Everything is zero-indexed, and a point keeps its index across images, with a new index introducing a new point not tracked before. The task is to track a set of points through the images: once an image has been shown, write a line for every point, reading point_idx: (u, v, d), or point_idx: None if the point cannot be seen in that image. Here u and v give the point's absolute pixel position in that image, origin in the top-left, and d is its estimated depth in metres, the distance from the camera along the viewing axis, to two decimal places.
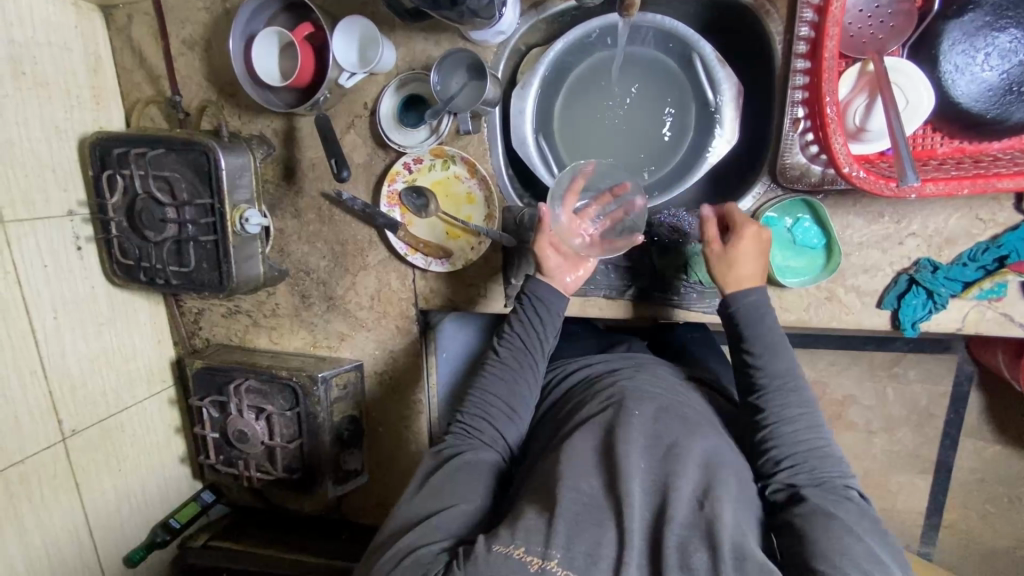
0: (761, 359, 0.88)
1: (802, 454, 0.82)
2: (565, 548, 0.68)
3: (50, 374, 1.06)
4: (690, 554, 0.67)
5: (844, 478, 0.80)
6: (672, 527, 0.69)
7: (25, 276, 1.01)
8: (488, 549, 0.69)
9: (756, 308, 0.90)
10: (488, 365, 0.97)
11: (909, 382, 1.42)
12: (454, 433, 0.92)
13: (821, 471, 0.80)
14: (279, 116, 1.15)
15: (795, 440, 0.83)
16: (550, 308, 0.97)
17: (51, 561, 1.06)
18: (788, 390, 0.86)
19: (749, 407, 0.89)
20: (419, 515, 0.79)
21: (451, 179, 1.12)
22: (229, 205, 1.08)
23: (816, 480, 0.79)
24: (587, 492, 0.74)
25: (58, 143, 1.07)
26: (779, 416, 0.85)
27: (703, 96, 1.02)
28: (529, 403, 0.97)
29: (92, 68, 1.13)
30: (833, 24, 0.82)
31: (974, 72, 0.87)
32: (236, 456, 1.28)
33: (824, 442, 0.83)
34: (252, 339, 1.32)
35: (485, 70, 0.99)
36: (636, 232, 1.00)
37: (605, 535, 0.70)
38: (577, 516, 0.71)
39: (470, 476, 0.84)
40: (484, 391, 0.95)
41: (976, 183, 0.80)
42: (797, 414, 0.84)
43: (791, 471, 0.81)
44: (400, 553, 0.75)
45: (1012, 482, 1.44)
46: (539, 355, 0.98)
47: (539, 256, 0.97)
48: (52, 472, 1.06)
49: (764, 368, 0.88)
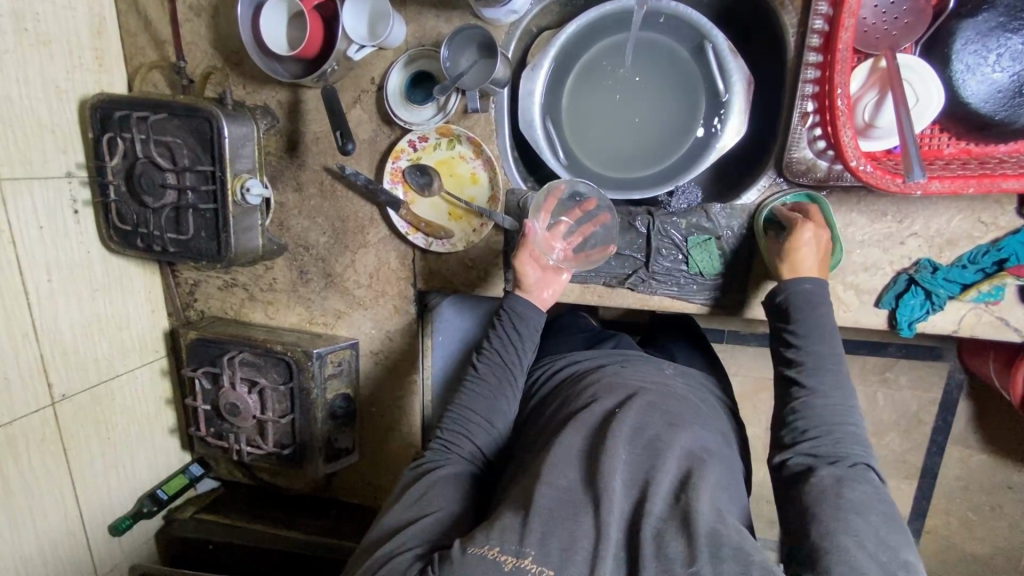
0: (805, 332, 0.84)
1: (828, 425, 0.79)
2: (539, 546, 0.68)
3: (42, 336, 1.04)
4: (666, 544, 0.68)
5: (865, 453, 0.78)
6: (647, 520, 0.70)
7: (20, 237, 1.00)
8: (463, 551, 0.68)
9: (806, 300, 0.85)
10: (467, 381, 0.96)
11: (900, 388, 1.42)
12: (431, 448, 0.92)
13: (844, 447, 0.78)
14: (284, 88, 1.14)
15: (825, 413, 0.80)
16: (528, 322, 0.96)
17: (37, 526, 1.06)
18: (826, 371, 0.82)
19: (783, 378, 0.85)
20: (398, 525, 0.81)
21: (455, 159, 1.11)
22: (230, 173, 1.07)
23: (836, 455, 0.77)
24: (564, 488, 0.74)
25: (58, 103, 1.05)
26: (813, 387, 0.81)
27: (713, 84, 1.01)
28: (508, 417, 0.95)
29: (96, 29, 1.11)
30: (848, 16, 0.82)
31: (983, 73, 0.87)
32: (226, 429, 1.27)
33: (854, 415, 0.80)
34: (249, 314, 1.31)
35: (497, 49, 0.99)
36: (609, 245, 1.04)
37: (582, 529, 0.70)
38: (552, 512, 0.71)
39: (444, 489, 0.84)
40: (461, 408, 0.94)
41: (982, 182, 0.80)
42: (830, 392, 0.81)
43: (813, 444, 0.79)
44: (377, 562, 0.76)
45: (995, 491, 1.45)
46: (518, 369, 0.96)
47: (519, 269, 0.97)
48: (41, 436, 1.05)
49: (805, 346, 0.83)
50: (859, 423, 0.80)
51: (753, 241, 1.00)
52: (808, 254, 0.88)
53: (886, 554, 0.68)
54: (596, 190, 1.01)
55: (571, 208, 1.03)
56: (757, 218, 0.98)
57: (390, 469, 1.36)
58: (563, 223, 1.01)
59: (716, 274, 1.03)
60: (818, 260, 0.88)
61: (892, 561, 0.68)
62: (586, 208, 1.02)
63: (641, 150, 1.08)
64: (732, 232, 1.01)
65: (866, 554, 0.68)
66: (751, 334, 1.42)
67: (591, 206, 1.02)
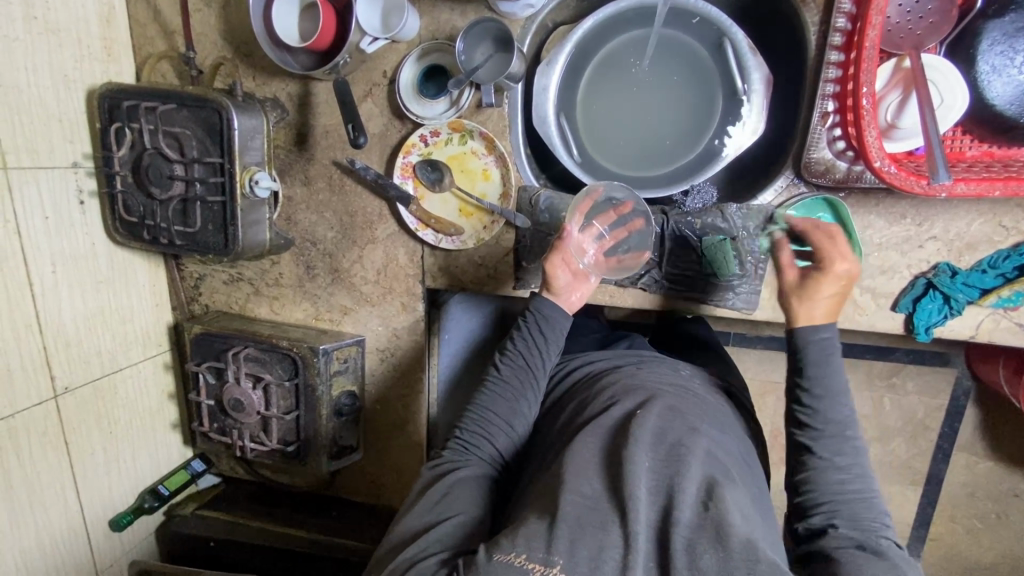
0: (816, 399, 0.84)
1: (843, 495, 0.79)
2: (567, 554, 0.67)
3: (45, 329, 1.03)
4: (699, 556, 0.66)
5: (886, 529, 0.76)
6: (678, 530, 0.68)
7: (24, 227, 0.98)
8: (489, 558, 0.68)
9: (820, 347, 0.86)
10: (488, 382, 0.94)
11: (906, 393, 1.41)
12: (450, 449, 0.91)
13: (861, 517, 0.77)
14: (295, 80, 1.12)
15: (840, 485, 0.79)
16: (554, 326, 0.96)
17: (37, 521, 1.04)
18: (837, 437, 0.82)
19: (795, 444, 0.85)
20: (418, 529, 0.79)
21: (467, 155, 1.10)
22: (239, 166, 1.05)
23: (854, 525, 0.76)
24: (589, 496, 0.72)
25: (66, 92, 1.04)
26: (825, 456, 0.81)
27: (731, 83, 1.00)
28: (529, 418, 0.94)
29: (104, 18, 1.10)
30: (875, 13, 0.80)
31: (1009, 74, 0.86)
32: (230, 425, 1.25)
33: (872, 488, 0.79)
34: (253, 309, 1.29)
35: (514, 43, 0.97)
36: (643, 252, 1.02)
37: (609, 539, 0.68)
38: (579, 519, 0.70)
39: (464, 492, 0.83)
40: (480, 409, 0.92)
41: (1007, 186, 0.79)
42: (843, 460, 0.81)
43: (829, 515, 0.78)
44: (399, 567, 0.74)
45: (1001, 499, 1.44)
46: (541, 373, 0.95)
47: (549, 272, 0.95)
48: (42, 429, 1.03)
49: (816, 410, 0.83)
50: (875, 491, 0.79)
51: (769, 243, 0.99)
52: (823, 300, 0.89)
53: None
54: (632, 194, 0.99)
55: (605, 211, 1.02)
56: (775, 221, 0.96)
57: (393, 468, 1.34)
58: (595, 226, 1.01)
59: (733, 275, 1.00)
60: (830, 304, 0.89)
61: None
62: (621, 211, 1.01)
63: (655, 149, 1.07)
64: (749, 233, 0.99)
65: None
66: (757, 337, 1.40)
67: (626, 210, 1.01)
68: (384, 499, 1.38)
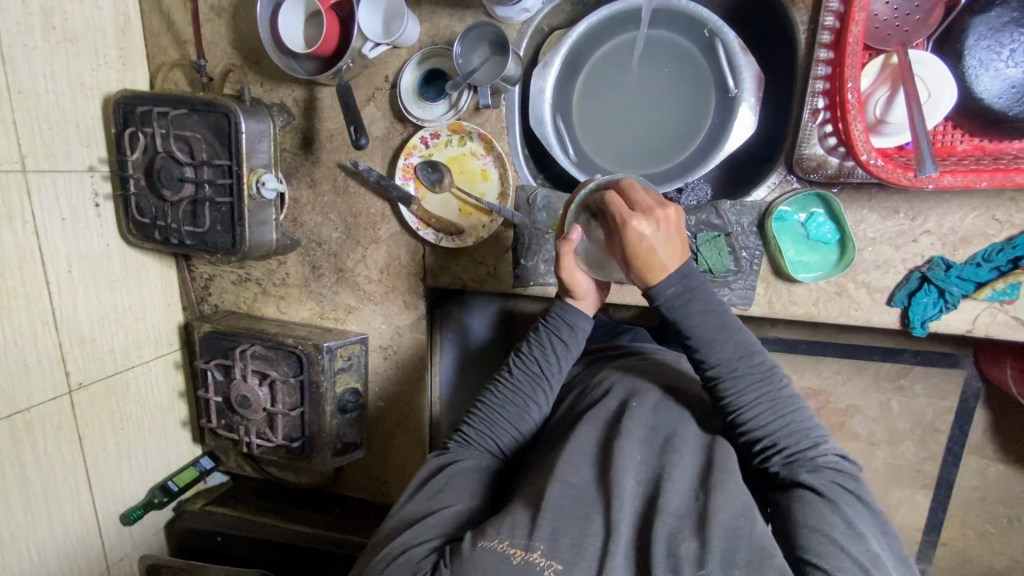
0: (708, 346, 0.83)
1: (775, 430, 0.79)
2: (549, 541, 0.67)
3: (60, 325, 1.07)
4: (679, 543, 0.66)
5: (819, 444, 0.78)
6: (660, 519, 0.68)
7: (43, 226, 1.03)
8: (474, 545, 0.68)
9: (685, 294, 0.83)
10: (500, 383, 0.96)
11: (914, 395, 1.35)
12: (456, 441, 0.93)
13: (795, 447, 0.78)
14: (302, 86, 1.16)
15: (763, 420, 0.80)
16: (576, 333, 0.97)
17: (50, 513, 1.07)
18: (743, 375, 0.81)
19: (711, 392, 0.84)
20: (412, 517, 0.80)
21: (467, 156, 1.13)
22: (247, 168, 1.09)
23: (790, 458, 0.78)
24: (575, 486, 0.73)
25: (83, 99, 1.09)
26: (738, 401, 0.81)
27: (722, 83, 1.02)
28: (537, 421, 0.95)
29: (121, 28, 1.15)
30: (858, 11, 0.83)
31: (997, 68, 0.88)
32: (237, 421, 1.29)
33: (793, 408, 0.80)
34: (261, 308, 1.32)
35: (509, 46, 1.01)
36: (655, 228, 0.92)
37: (592, 527, 0.68)
38: (562, 510, 0.70)
39: (463, 483, 0.84)
40: (491, 409, 0.94)
41: (996, 176, 0.80)
42: (758, 398, 0.80)
43: (765, 453, 0.79)
44: (392, 553, 0.75)
45: (1013, 503, 1.42)
46: (555, 378, 0.96)
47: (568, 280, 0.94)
48: (58, 421, 1.07)
49: (710, 355, 0.83)
50: (805, 415, 0.80)
51: (763, 240, 1.00)
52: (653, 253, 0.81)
53: (854, 545, 0.67)
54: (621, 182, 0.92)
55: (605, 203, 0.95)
56: (767, 217, 0.98)
57: (397, 464, 1.36)
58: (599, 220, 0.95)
59: (727, 270, 1.01)
60: (673, 251, 0.82)
61: (866, 554, 0.66)
62: None
63: (651, 148, 1.09)
64: (743, 228, 1.01)
65: (838, 548, 0.66)
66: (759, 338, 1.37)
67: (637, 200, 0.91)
68: (388, 496, 1.39)
